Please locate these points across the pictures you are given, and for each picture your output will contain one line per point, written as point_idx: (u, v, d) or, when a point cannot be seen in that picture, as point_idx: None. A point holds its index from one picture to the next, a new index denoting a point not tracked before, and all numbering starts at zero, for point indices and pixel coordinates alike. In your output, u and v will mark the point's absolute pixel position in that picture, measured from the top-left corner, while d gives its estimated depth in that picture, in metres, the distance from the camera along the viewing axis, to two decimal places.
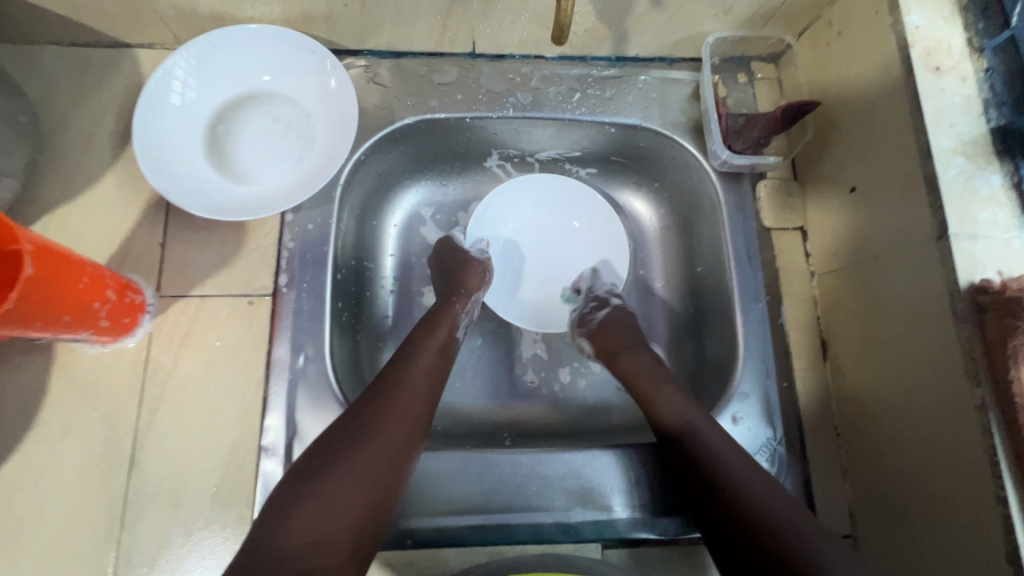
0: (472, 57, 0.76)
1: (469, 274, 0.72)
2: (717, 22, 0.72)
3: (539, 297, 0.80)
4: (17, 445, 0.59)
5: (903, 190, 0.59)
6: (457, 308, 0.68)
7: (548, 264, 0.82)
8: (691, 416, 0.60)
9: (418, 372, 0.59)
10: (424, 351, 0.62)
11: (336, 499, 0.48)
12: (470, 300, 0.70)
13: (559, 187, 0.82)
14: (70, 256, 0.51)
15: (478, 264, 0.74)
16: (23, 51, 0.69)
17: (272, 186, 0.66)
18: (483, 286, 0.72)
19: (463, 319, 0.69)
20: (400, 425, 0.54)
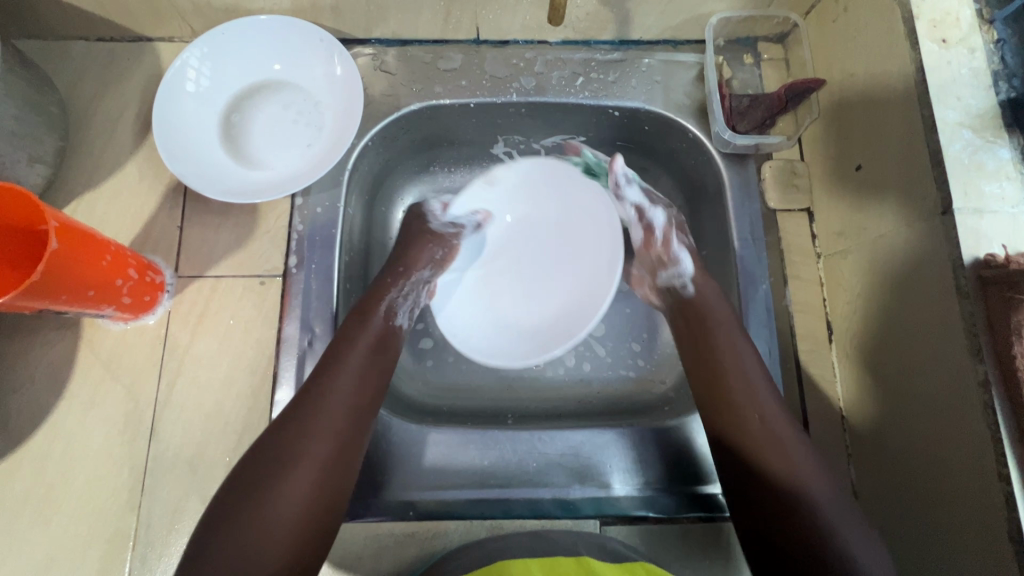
0: (477, 44, 0.77)
1: (413, 245, 0.69)
2: (721, 2, 0.71)
3: (478, 317, 0.74)
4: (48, 413, 0.63)
5: (908, 167, 0.58)
6: (389, 292, 0.65)
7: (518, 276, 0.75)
8: (768, 407, 0.56)
9: (355, 366, 0.58)
10: (368, 327, 0.61)
11: (278, 503, 0.49)
12: (408, 280, 0.67)
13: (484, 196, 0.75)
14: (94, 236, 0.54)
15: (423, 236, 0.70)
16: (55, 46, 0.73)
17: (282, 170, 0.69)
18: (429, 262, 0.69)
19: (397, 302, 0.65)
20: (332, 425, 0.54)
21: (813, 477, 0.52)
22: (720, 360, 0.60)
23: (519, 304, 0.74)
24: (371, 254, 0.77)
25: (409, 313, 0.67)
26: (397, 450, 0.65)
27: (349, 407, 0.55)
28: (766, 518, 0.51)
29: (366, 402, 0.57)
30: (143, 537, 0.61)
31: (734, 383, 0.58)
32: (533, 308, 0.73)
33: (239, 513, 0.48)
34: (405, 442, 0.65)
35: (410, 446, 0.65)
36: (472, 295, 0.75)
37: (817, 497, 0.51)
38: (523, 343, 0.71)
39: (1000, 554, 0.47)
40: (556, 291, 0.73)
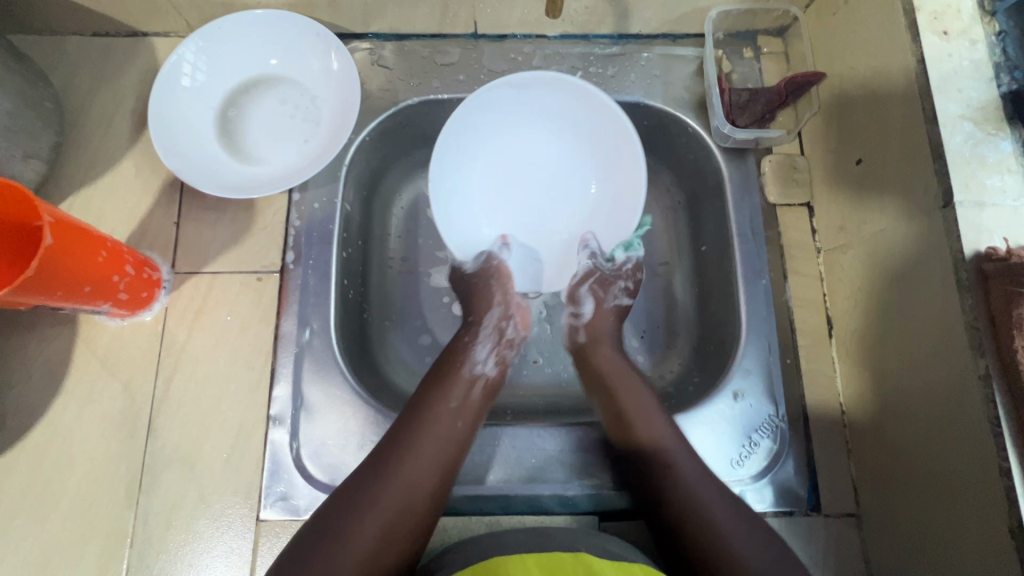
0: (475, 38, 0.77)
1: (478, 299, 0.70)
2: None
3: (531, 233, 0.75)
4: (45, 410, 0.63)
5: (908, 160, 0.57)
6: (469, 340, 0.67)
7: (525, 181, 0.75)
8: (665, 434, 0.59)
9: (449, 406, 0.60)
10: (464, 380, 0.63)
11: (353, 543, 0.49)
12: (482, 328, 0.68)
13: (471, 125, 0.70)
14: (89, 232, 0.54)
15: (484, 278, 0.71)
16: (49, 41, 0.73)
17: (279, 166, 0.69)
18: (499, 303, 0.69)
19: (482, 352, 0.66)
20: (428, 470, 0.55)
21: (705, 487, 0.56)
22: (611, 373, 0.65)
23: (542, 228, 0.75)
24: (369, 250, 0.77)
25: (500, 364, 0.67)
26: None
27: (447, 454, 0.57)
28: (668, 523, 0.55)
29: (458, 450, 0.58)
30: (140, 534, 0.60)
31: (633, 412, 0.61)
32: (560, 225, 0.75)
33: (322, 552, 0.48)
34: None
35: None
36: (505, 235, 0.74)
37: (688, 488, 0.55)
38: (568, 256, 0.74)
39: (1000, 549, 0.47)
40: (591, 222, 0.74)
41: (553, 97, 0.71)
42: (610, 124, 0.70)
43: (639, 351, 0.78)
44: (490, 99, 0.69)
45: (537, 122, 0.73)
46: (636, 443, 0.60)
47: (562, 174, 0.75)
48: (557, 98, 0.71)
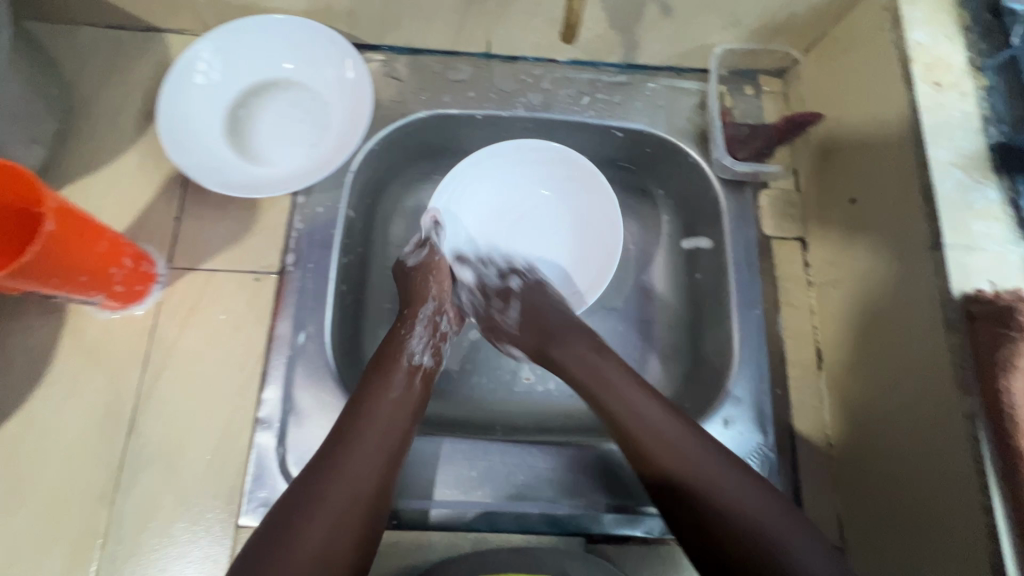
0: (487, 57, 0.78)
1: (410, 289, 0.69)
2: (726, 34, 0.74)
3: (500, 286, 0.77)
4: (24, 401, 0.61)
5: (899, 202, 0.60)
6: (406, 333, 0.64)
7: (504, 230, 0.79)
8: (666, 429, 0.53)
9: (388, 399, 0.57)
10: (395, 372, 0.60)
11: (301, 544, 0.46)
12: (416, 320, 0.66)
13: (466, 173, 0.76)
14: (92, 222, 0.53)
15: (422, 273, 0.70)
16: (60, 30, 0.73)
17: (284, 168, 0.69)
18: (433, 299, 0.68)
19: (415, 343, 0.64)
20: (370, 461, 0.52)
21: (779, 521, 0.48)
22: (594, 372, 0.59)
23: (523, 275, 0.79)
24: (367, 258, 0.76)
25: (434, 354, 0.65)
26: None
27: (385, 446, 0.54)
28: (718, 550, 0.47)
29: (399, 438, 0.55)
30: (113, 536, 0.58)
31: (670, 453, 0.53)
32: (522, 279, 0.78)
33: (270, 550, 0.45)
34: None
35: None
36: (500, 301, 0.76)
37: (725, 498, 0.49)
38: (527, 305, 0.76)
39: None
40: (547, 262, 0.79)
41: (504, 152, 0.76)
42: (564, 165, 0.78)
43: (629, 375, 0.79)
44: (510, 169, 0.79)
45: (526, 173, 0.80)
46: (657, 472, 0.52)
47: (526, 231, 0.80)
48: (550, 153, 0.77)
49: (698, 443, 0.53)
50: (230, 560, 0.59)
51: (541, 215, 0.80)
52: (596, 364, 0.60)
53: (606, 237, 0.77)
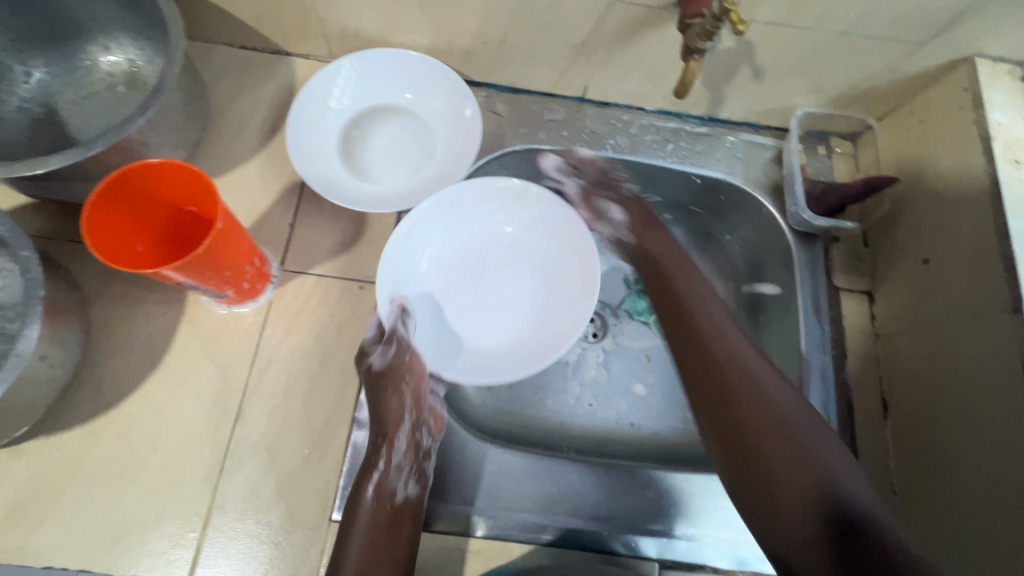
0: (580, 101, 0.84)
1: (386, 401, 0.64)
2: (807, 98, 0.79)
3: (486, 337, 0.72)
4: (142, 383, 0.65)
5: (975, 265, 0.64)
6: (381, 464, 0.62)
7: (464, 285, 0.74)
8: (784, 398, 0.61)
9: (367, 544, 0.57)
10: (372, 514, 0.59)
11: None
12: (394, 442, 0.62)
13: (410, 237, 0.70)
14: (237, 225, 0.59)
15: (391, 382, 0.65)
16: (200, 47, 0.80)
17: (389, 187, 0.74)
18: (411, 411, 0.64)
19: (394, 478, 0.61)
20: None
21: (801, 455, 0.56)
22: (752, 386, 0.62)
23: (502, 324, 0.73)
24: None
25: (418, 478, 0.63)
26: (472, 464, 0.67)
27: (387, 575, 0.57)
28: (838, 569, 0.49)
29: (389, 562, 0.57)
30: (214, 519, 0.61)
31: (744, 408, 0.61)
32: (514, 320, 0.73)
33: None
34: (480, 457, 0.68)
35: (483, 463, 0.67)
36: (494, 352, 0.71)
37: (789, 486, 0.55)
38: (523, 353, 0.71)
39: None
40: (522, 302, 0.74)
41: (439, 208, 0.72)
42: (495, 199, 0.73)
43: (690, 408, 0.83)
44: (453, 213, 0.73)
45: (471, 221, 0.75)
46: (795, 488, 0.55)
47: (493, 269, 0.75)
48: (502, 187, 0.72)
49: (796, 454, 0.57)
50: (321, 554, 0.61)
51: (501, 254, 0.76)
52: (796, 400, 0.61)
53: (579, 243, 0.72)
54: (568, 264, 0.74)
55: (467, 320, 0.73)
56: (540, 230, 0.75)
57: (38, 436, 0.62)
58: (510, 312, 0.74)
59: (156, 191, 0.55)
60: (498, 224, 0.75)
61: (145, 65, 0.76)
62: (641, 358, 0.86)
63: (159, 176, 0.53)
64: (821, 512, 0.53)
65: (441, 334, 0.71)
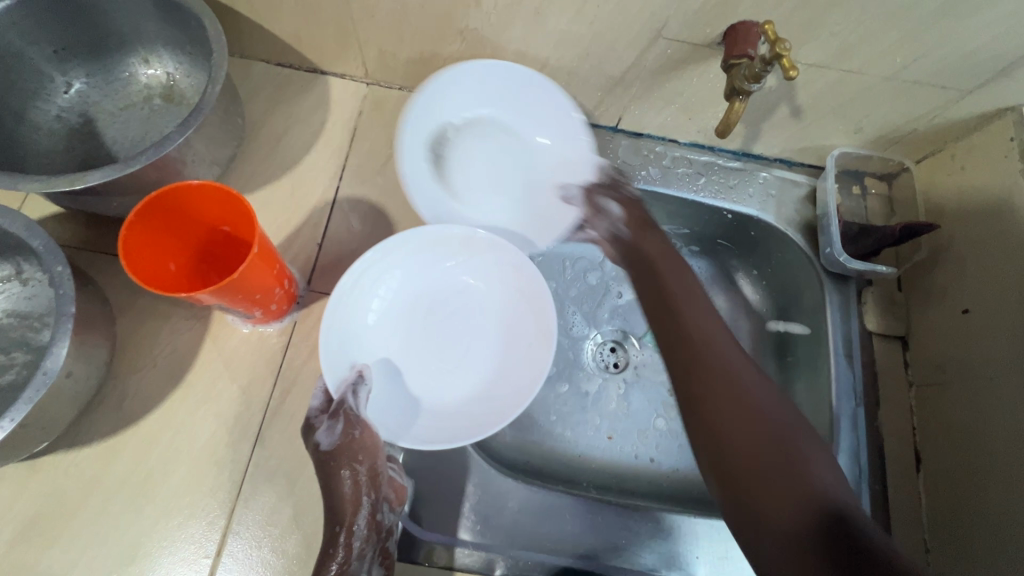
0: (613, 130, 0.84)
1: (335, 495, 0.58)
2: (846, 138, 0.78)
3: (445, 391, 0.67)
4: (164, 400, 0.64)
5: (1020, 320, 0.63)
6: (337, 556, 0.55)
7: (421, 343, 0.69)
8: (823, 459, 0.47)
9: None
10: None
11: None
12: (353, 534, 0.56)
13: (362, 288, 0.66)
14: (269, 246, 0.58)
15: (343, 462, 0.58)
16: (238, 63, 0.80)
17: (482, 217, 0.74)
18: (366, 495, 0.57)
19: (354, 566, 0.55)
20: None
21: (780, 469, 0.46)
22: (750, 396, 0.50)
23: (462, 380, 0.68)
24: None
25: (383, 559, 0.58)
26: (493, 499, 0.65)
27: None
28: None
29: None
30: (230, 544, 0.60)
31: (718, 418, 0.50)
32: (478, 369, 0.68)
33: None
34: (501, 492, 0.66)
35: (505, 498, 0.65)
36: (454, 404, 0.66)
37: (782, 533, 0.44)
38: (488, 404, 0.65)
39: None
40: (487, 351, 0.69)
41: (393, 254, 0.68)
42: (449, 243, 0.69)
43: None
44: (410, 261, 0.70)
45: (424, 275, 0.71)
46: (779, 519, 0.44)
47: (454, 316, 0.71)
48: (450, 236, 0.68)
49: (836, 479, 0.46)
50: None
51: (461, 302, 0.71)
52: (783, 401, 0.51)
53: (533, 290, 0.67)
54: (523, 317, 0.69)
55: (426, 380, 0.68)
56: (500, 272, 0.70)
57: (57, 451, 0.61)
58: (470, 361, 0.69)
59: (193, 212, 0.55)
60: (454, 274, 0.72)
61: (183, 79, 0.76)
62: (662, 392, 0.85)
63: (199, 197, 0.53)
64: (818, 506, 0.44)
65: (397, 400, 0.66)
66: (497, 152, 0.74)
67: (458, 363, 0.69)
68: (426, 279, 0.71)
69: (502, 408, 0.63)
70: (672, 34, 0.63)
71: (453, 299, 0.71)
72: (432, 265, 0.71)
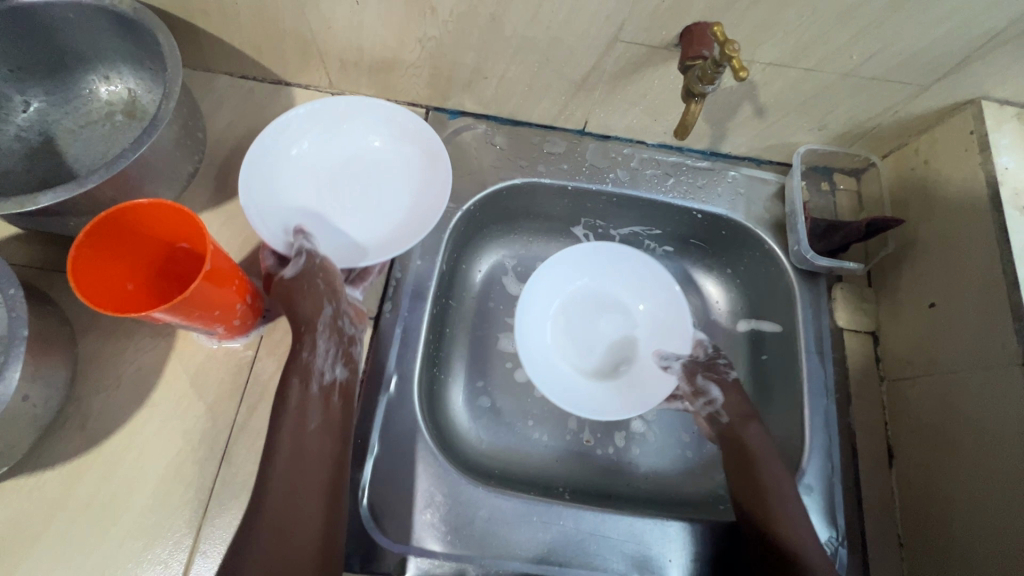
0: (581, 133, 0.84)
1: (301, 296, 0.62)
2: (810, 136, 0.78)
3: (372, 215, 0.74)
4: (129, 419, 0.64)
5: (983, 315, 0.63)
6: (308, 354, 0.61)
7: (339, 195, 0.75)
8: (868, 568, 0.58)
9: (305, 447, 0.57)
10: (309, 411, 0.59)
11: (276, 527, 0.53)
12: (321, 330, 0.62)
13: (270, 168, 0.71)
14: (227, 262, 0.58)
15: (307, 277, 0.63)
16: (201, 77, 0.80)
17: (393, 202, 0.75)
18: (330, 302, 0.63)
19: (318, 361, 0.61)
20: (315, 494, 0.56)
21: None
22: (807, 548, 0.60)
23: (383, 219, 0.75)
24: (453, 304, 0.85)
25: (345, 362, 0.64)
26: (463, 508, 0.65)
27: (325, 482, 0.57)
28: None
29: (328, 475, 0.58)
30: (196, 564, 0.60)
31: (767, 486, 0.65)
32: (394, 204, 0.75)
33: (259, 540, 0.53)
34: (472, 501, 0.66)
35: (475, 507, 0.65)
36: (381, 226, 0.74)
37: None
38: (421, 202, 0.75)
39: None
40: (396, 184, 0.76)
41: (293, 129, 0.72)
42: (336, 112, 0.74)
43: (688, 447, 0.82)
44: (307, 135, 0.74)
45: (323, 150, 0.75)
46: None
47: (360, 170, 0.76)
48: (330, 110, 0.74)
49: None
50: None
51: (366, 161, 0.76)
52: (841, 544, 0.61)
53: (420, 135, 0.75)
54: (417, 160, 0.77)
55: (351, 223, 0.74)
56: (388, 127, 0.76)
57: (20, 474, 0.60)
58: (385, 198, 0.76)
59: (147, 230, 0.55)
60: (354, 138, 0.76)
61: (145, 94, 0.75)
62: None
63: (150, 215, 0.53)
64: None
65: (330, 245, 0.72)
66: (609, 327, 0.84)
67: (373, 192, 0.75)
68: (325, 145, 0.75)
69: (433, 195, 0.74)
70: (629, 38, 0.63)
71: (355, 163, 0.76)
72: (327, 138, 0.75)
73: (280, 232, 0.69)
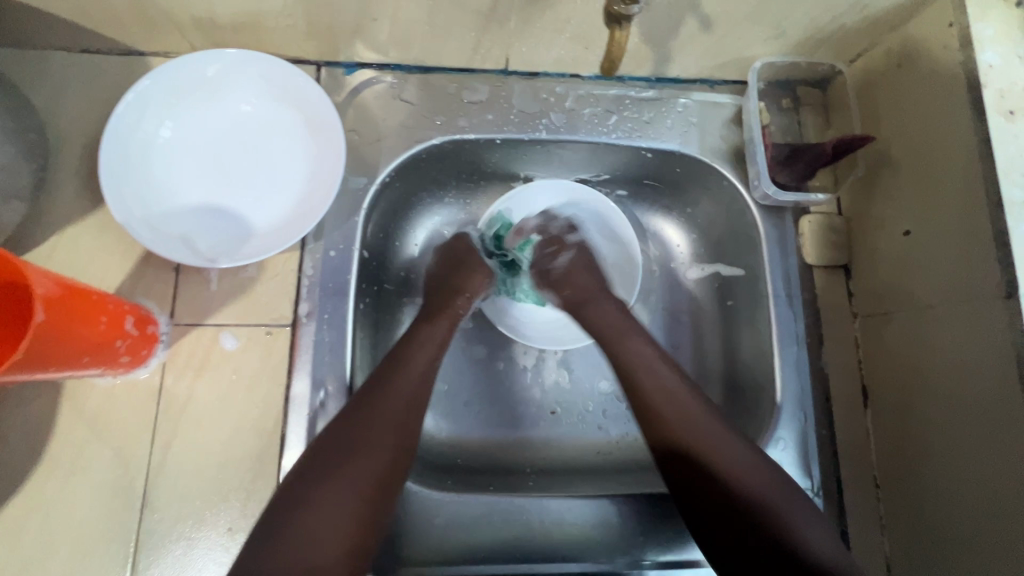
0: (505, 73, 0.72)
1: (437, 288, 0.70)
2: (768, 46, 0.67)
3: (269, 195, 0.64)
4: (27, 479, 0.57)
5: (962, 240, 0.56)
6: (429, 323, 0.65)
7: (226, 177, 0.64)
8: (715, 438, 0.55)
9: (377, 422, 0.53)
10: (402, 379, 0.57)
11: (320, 510, 0.48)
12: (451, 299, 0.68)
13: (138, 163, 0.60)
14: (80, 298, 0.49)
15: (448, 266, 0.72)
16: (30, 56, 0.64)
17: (294, 175, 0.65)
18: (464, 287, 0.70)
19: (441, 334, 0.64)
20: (371, 466, 0.51)
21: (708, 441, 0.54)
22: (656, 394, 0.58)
23: (279, 197, 0.64)
24: (402, 287, 0.76)
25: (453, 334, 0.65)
26: (416, 520, 0.61)
27: (376, 480, 0.51)
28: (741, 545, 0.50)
29: (388, 455, 0.52)
30: None
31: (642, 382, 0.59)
32: (294, 176, 0.65)
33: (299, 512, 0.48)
34: (426, 510, 0.61)
35: (431, 514, 0.61)
36: (283, 200, 0.64)
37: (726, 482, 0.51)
38: (321, 167, 0.64)
39: None
40: (293, 154, 0.65)
41: (148, 109, 0.60)
42: (197, 81, 0.62)
43: None
44: (169, 114, 0.62)
45: (195, 122, 0.63)
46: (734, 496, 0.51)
47: (245, 145, 0.65)
48: (190, 75, 0.61)
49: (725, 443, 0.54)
50: None
51: (250, 135, 0.65)
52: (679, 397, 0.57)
53: (303, 91, 0.63)
54: (307, 121, 0.65)
55: (246, 207, 0.64)
56: (267, 90, 0.64)
57: None
58: (282, 172, 0.65)
59: None
60: (229, 108, 0.64)
61: None
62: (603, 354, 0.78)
63: None
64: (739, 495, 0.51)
65: (227, 237, 0.63)
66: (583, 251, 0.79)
67: (267, 166, 0.65)
68: (198, 123, 0.64)
69: (332, 160, 0.64)
70: None
71: (237, 136, 0.65)
72: (196, 113, 0.63)
73: (167, 235, 0.60)
